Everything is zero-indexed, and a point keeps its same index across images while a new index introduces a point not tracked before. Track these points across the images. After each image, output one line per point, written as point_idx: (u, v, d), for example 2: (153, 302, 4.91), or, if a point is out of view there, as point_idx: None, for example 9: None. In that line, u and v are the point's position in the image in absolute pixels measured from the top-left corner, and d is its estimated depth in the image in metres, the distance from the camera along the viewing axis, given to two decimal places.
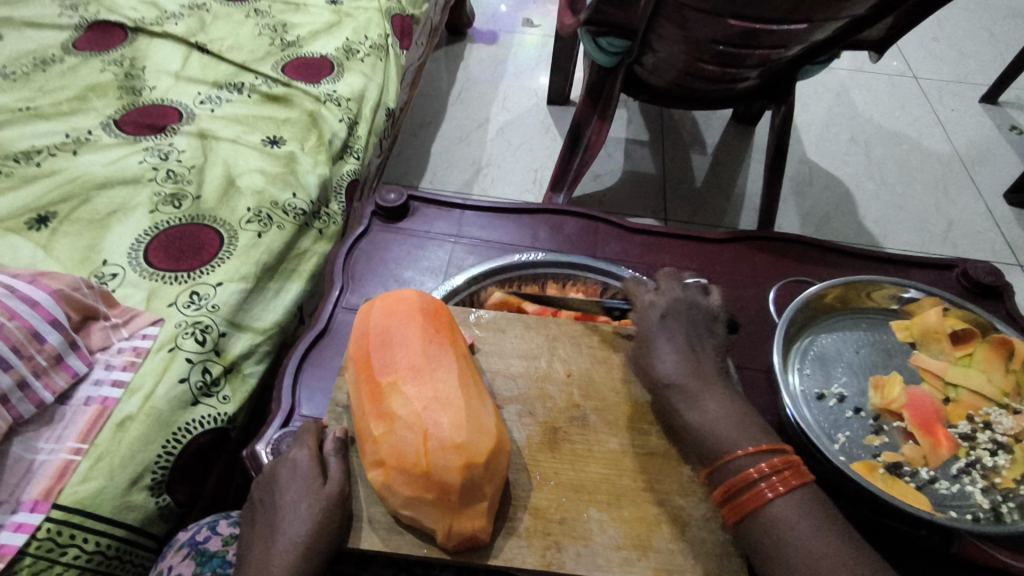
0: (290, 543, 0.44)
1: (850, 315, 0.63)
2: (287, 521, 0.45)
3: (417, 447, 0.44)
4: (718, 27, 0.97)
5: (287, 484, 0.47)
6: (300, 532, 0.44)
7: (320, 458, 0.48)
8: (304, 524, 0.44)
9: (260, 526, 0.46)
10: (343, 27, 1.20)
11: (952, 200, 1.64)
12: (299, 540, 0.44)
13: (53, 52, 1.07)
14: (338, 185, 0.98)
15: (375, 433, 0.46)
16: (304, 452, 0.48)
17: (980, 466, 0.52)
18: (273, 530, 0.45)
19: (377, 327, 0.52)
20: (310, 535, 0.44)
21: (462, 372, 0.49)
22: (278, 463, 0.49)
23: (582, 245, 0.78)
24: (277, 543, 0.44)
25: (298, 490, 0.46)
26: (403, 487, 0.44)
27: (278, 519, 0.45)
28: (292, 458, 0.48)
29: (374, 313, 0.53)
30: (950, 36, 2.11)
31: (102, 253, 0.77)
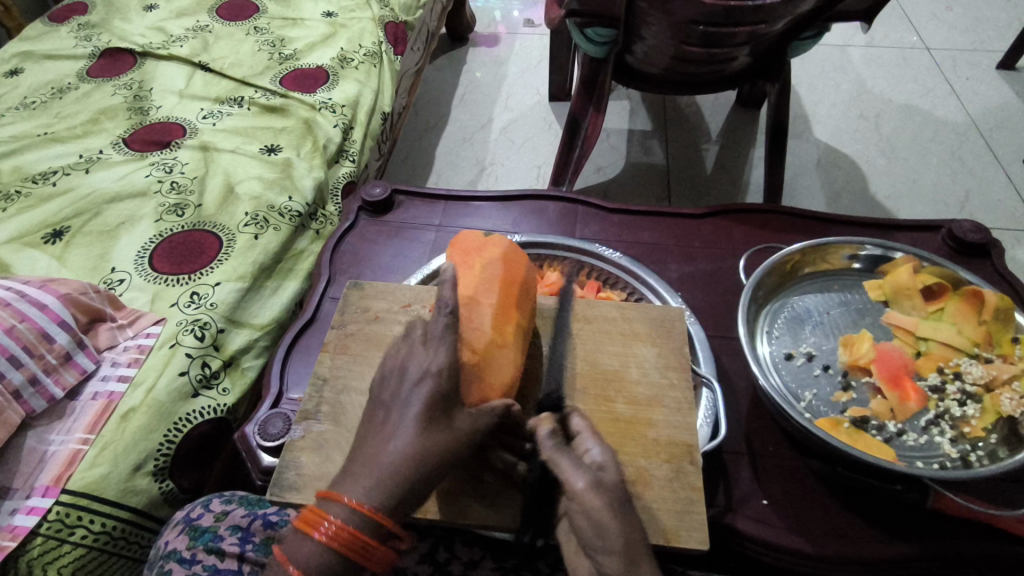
0: (395, 452, 0.41)
1: (822, 277, 0.63)
2: (397, 427, 0.42)
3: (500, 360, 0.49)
4: (694, 6, 0.98)
5: (412, 384, 0.44)
6: (405, 446, 0.41)
7: (451, 372, 0.45)
8: (413, 441, 0.42)
9: (370, 415, 0.44)
10: (338, 37, 1.24)
11: (970, 169, 1.60)
12: (404, 452, 0.41)
13: (69, 81, 1.14)
14: (334, 187, 1.02)
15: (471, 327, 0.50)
16: (438, 360, 0.44)
17: (949, 417, 0.52)
18: (385, 434, 0.42)
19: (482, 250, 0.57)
20: (407, 453, 0.41)
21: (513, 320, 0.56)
22: (406, 356, 0.46)
23: (563, 229, 0.80)
24: (378, 448, 0.42)
25: (418, 400, 0.43)
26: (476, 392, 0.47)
27: (390, 420, 0.43)
28: (424, 359, 0.45)
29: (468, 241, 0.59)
30: (964, 4, 2.06)
31: (111, 261, 0.82)
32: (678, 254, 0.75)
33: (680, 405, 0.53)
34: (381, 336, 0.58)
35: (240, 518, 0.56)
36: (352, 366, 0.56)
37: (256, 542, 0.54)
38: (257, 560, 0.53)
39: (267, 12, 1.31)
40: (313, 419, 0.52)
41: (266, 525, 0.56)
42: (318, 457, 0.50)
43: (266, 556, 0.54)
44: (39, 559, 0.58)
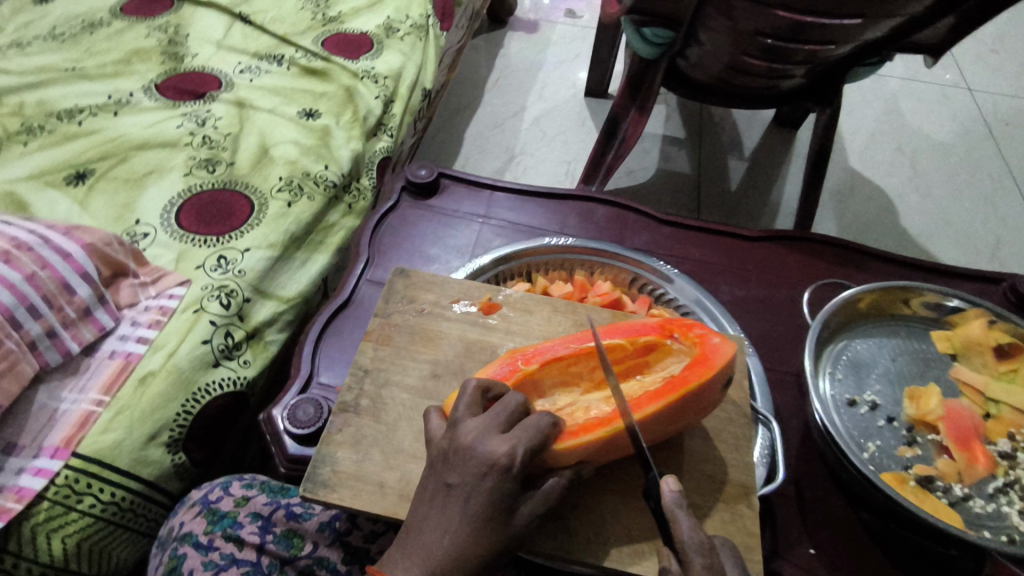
0: (435, 539, 0.38)
1: (889, 322, 0.61)
2: (444, 514, 0.39)
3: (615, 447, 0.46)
4: (765, 19, 0.94)
5: (475, 474, 0.39)
6: (444, 540, 0.38)
7: (521, 468, 0.39)
8: (448, 535, 0.38)
9: (426, 486, 0.41)
10: (385, 5, 1.19)
11: (1002, 216, 1.57)
12: (442, 546, 0.38)
13: (101, 16, 1.08)
14: (370, 162, 0.98)
15: (604, 454, 0.46)
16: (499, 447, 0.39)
17: (1019, 487, 0.50)
18: (427, 513, 0.40)
19: (714, 390, 0.48)
20: (457, 553, 0.38)
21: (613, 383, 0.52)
22: (477, 435, 0.40)
23: (612, 235, 0.77)
24: (419, 531, 0.39)
25: (475, 500, 0.38)
26: (556, 465, 0.44)
27: (447, 507, 0.39)
28: (496, 448, 0.39)
29: (721, 375, 0.48)
30: (1010, 49, 2.03)
31: (135, 212, 0.78)
32: (731, 277, 0.72)
33: (737, 442, 0.51)
34: (428, 330, 0.55)
35: (262, 505, 0.54)
36: (395, 360, 0.52)
37: (277, 535, 0.51)
38: (277, 553, 0.51)
39: None
40: (351, 413, 0.49)
41: (289, 516, 0.53)
42: (356, 454, 0.47)
43: (288, 550, 0.51)
44: (45, 525, 0.55)
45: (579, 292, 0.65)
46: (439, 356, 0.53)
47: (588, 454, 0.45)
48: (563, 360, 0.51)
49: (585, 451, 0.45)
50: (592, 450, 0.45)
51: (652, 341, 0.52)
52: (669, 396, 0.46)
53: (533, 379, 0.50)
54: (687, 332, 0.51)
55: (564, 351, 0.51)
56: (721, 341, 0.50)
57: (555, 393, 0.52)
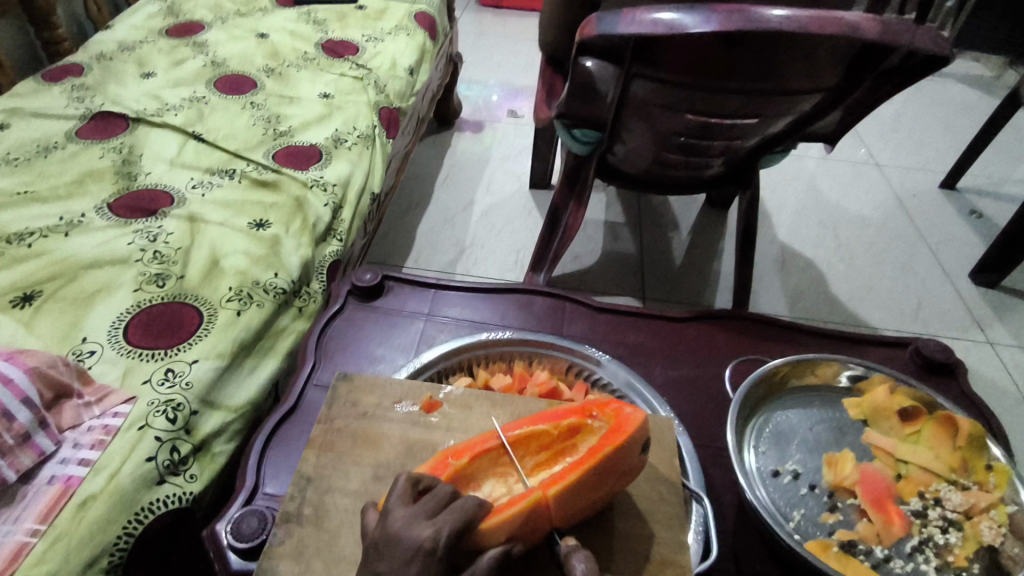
0: None
1: (805, 392, 0.66)
2: None
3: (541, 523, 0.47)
4: (677, 121, 1.05)
5: (402, 560, 0.42)
6: None
7: (447, 550, 0.42)
8: None
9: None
10: (333, 118, 1.27)
11: (920, 278, 1.70)
12: None
13: (56, 140, 1.13)
14: (320, 266, 1.02)
15: (533, 530, 0.47)
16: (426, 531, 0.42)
17: (932, 544, 0.53)
18: None
19: (633, 462, 0.51)
20: None
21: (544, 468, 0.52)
22: (405, 523, 0.43)
23: (550, 325, 0.81)
24: None
25: None
26: (486, 545, 0.45)
27: None
28: (421, 535, 0.42)
29: (636, 440, 0.51)
30: (908, 127, 2.26)
31: (82, 330, 0.79)
32: (663, 357, 0.77)
33: (670, 521, 0.53)
34: (370, 432, 0.57)
35: None
36: (338, 465, 0.54)
37: None
38: None
39: (265, 88, 1.34)
40: (294, 522, 0.50)
41: None
42: (298, 565, 0.48)
43: None
44: None
45: (518, 383, 0.69)
46: (381, 458, 0.55)
47: (516, 529, 0.46)
48: (494, 452, 0.52)
49: (511, 526, 0.45)
50: (519, 525, 0.46)
51: (573, 422, 0.54)
52: (587, 464, 0.49)
53: (466, 474, 0.51)
54: (603, 408, 0.55)
55: (493, 442, 0.53)
56: (633, 410, 0.54)
57: (490, 484, 0.51)
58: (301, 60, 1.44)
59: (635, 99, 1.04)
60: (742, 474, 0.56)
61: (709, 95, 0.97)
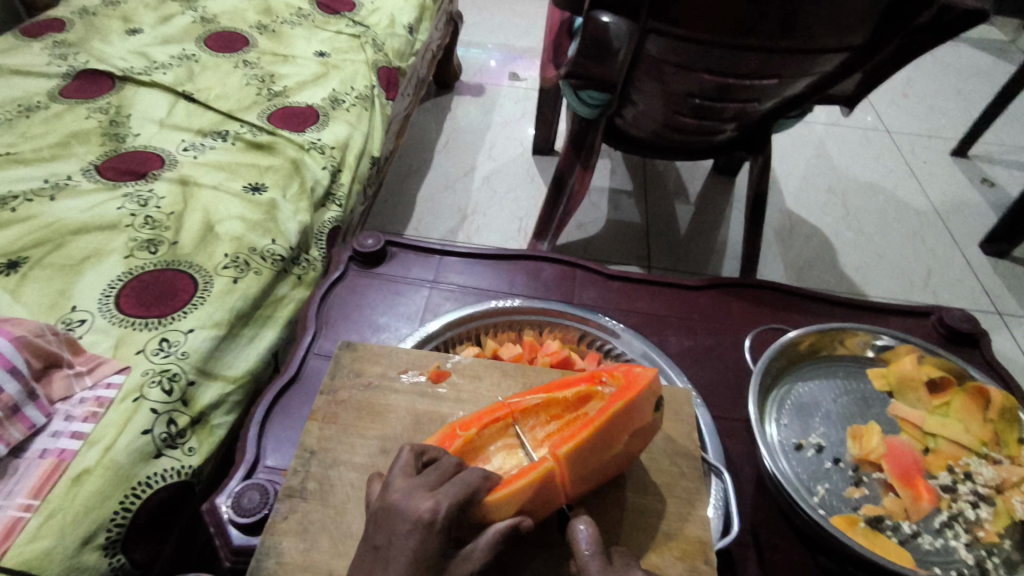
0: None
1: (827, 364, 0.64)
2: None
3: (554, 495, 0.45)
4: (691, 82, 1.01)
5: (402, 532, 0.39)
6: None
7: (448, 523, 0.40)
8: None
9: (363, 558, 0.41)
10: (330, 78, 1.22)
11: (930, 248, 1.67)
12: None
13: (39, 100, 1.07)
14: (318, 232, 0.98)
15: (543, 503, 0.45)
16: (427, 503, 0.40)
17: (963, 519, 0.52)
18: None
19: (646, 420, 0.48)
20: None
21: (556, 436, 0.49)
22: (405, 493, 0.41)
23: (560, 293, 0.78)
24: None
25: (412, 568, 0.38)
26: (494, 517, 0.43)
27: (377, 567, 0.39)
28: (422, 508, 0.40)
29: (648, 397, 0.48)
30: (920, 93, 2.20)
31: (72, 298, 0.76)
32: (678, 327, 0.74)
33: (691, 498, 0.51)
34: (375, 404, 0.54)
35: None
36: (343, 438, 0.51)
37: None
38: None
39: (257, 47, 1.28)
40: (298, 498, 0.48)
41: None
42: (303, 543, 0.45)
43: None
44: None
45: (529, 352, 0.66)
46: (388, 431, 0.52)
47: (524, 502, 0.43)
48: (503, 421, 0.50)
49: (519, 498, 0.43)
50: (528, 497, 0.43)
51: (583, 384, 0.51)
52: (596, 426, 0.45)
53: (475, 446, 0.48)
54: (612, 372, 0.51)
55: (501, 409, 0.50)
56: (643, 367, 0.50)
57: (500, 456, 0.49)
58: (295, 17, 1.38)
59: (649, 57, 0.99)
60: (761, 444, 0.54)
61: (726, 53, 0.92)
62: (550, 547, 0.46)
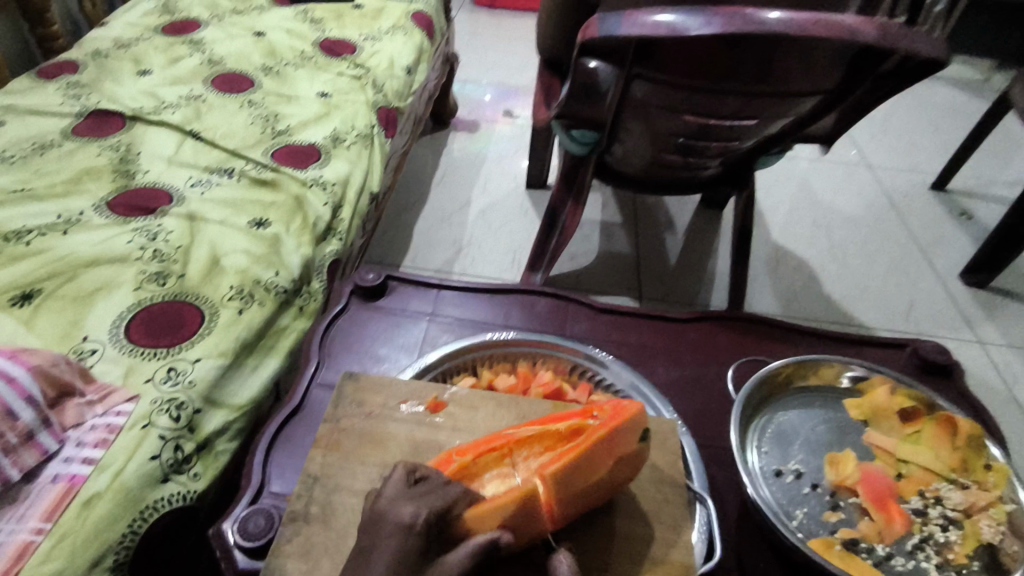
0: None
1: (806, 393, 0.68)
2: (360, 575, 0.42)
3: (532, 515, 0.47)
4: (677, 123, 1.06)
5: (387, 534, 0.44)
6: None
7: (425, 528, 0.44)
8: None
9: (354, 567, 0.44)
10: (332, 117, 1.27)
11: (912, 279, 1.72)
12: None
13: (53, 138, 1.12)
14: (320, 265, 1.02)
15: (525, 524, 0.47)
16: (410, 511, 0.45)
17: (932, 542, 0.55)
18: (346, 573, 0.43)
19: (631, 452, 0.52)
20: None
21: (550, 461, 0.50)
22: (392, 503, 0.46)
23: (553, 325, 0.82)
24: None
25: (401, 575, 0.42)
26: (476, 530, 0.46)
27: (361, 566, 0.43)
28: (404, 514, 0.45)
29: (635, 426, 0.53)
30: (900, 129, 2.28)
31: (83, 328, 0.79)
32: (665, 358, 0.78)
33: (675, 521, 0.53)
34: (376, 432, 0.57)
35: None
36: (344, 464, 0.54)
37: None
38: None
39: (262, 88, 1.33)
40: (302, 520, 0.50)
41: None
42: (307, 564, 0.48)
43: None
44: None
45: (522, 383, 0.69)
46: (388, 457, 0.55)
47: (507, 517, 0.46)
48: (498, 450, 0.52)
49: (501, 512, 0.46)
50: (509, 513, 0.46)
51: (575, 418, 0.54)
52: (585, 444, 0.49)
53: (470, 472, 0.51)
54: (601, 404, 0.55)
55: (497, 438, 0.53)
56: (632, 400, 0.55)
57: (495, 483, 0.50)
58: (299, 59, 1.44)
59: (635, 100, 1.05)
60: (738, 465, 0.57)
61: (709, 97, 0.97)
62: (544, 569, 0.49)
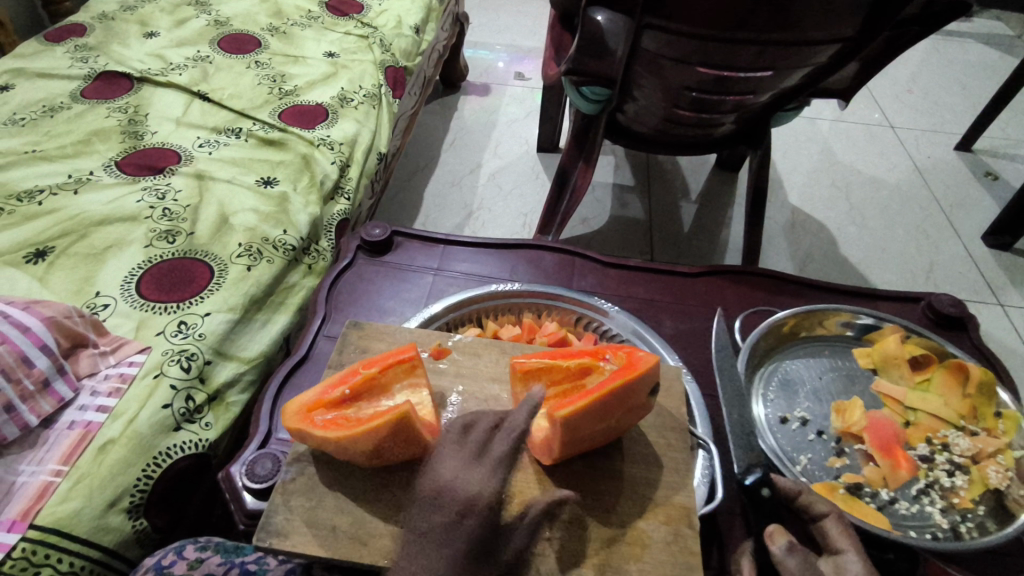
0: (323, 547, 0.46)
1: (813, 343, 0.67)
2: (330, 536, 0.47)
3: (408, 435, 0.47)
4: (689, 75, 1.03)
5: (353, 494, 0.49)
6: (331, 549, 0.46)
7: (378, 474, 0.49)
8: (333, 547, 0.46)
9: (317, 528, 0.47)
10: (339, 77, 1.26)
11: (933, 241, 1.68)
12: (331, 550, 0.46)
13: (62, 100, 1.12)
14: (328, 224, 1.02)
15: (404, 443, 0.48)
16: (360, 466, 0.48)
17: (938, 487, 0.55)
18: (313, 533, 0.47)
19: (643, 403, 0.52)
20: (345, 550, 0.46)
21: (552, 402, 0.52)
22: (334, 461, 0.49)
23: (559, 279, 0.81)
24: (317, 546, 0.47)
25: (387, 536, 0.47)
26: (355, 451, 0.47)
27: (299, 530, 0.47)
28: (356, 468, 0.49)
29: (647, 381, 0.51)
30: (924, 88, 2.21)
31: (95, 285, 0.80)
32: (673, 311, 0.77)
33: (679, 466, 0.53)
34: None
35: (215, 565, 0.55)
36: None
37: None
38: None
39: (269, 48, 1.32)
40: (306, 460, 0.51)
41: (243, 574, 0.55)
42: (311, 501, 0.49)
43: None
44: None
45: (527, 334, 0.69)
46: None
47: (382, 440, 0.47)
48: (407, 363, 0.53)
49: (375, 437, 0.46)
50: (383, 436, 0.46)
51: (586, 357, 0.54)
52: (585, 399, 0.48)
53: (378, 383, 0.52)
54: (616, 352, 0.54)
55: (410, 353, 0.53)
56: (646, 352, 0.54)
57: (404, 394, 0.53)
58: (306, 19, 1.42)
59: (647, 52, 1.02)
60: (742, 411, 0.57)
61: (721, 46, 0.95)
62: (551, 510, 0.49)
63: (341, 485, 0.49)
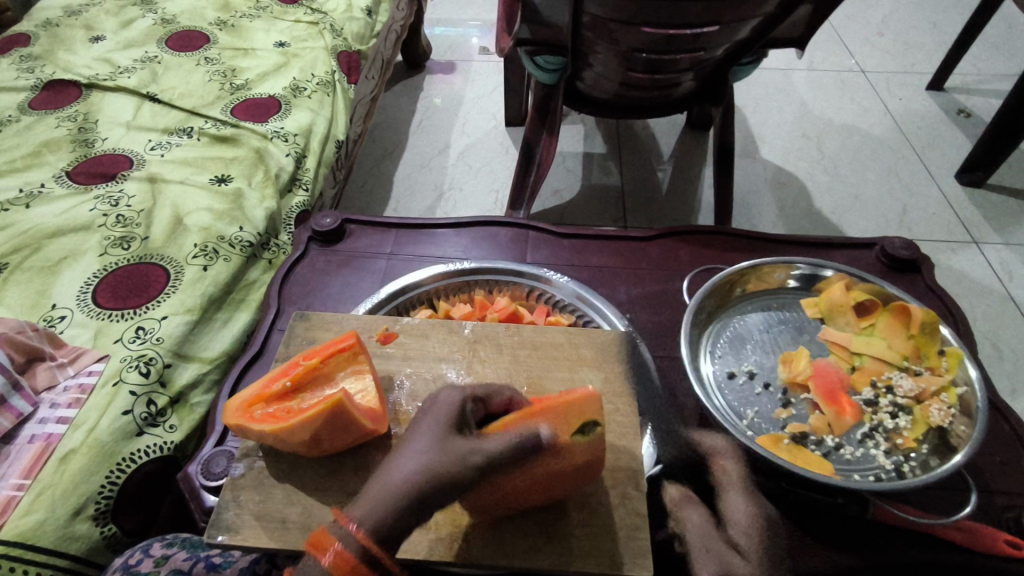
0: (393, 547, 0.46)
1: (760, 300, 0.68)
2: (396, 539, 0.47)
3: (342, 422, 0.48)
4: (637, 36, 1.02)
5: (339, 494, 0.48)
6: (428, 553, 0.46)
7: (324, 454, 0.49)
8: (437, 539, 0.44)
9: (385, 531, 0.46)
10: (291, 66, 1.24)
11: (906, 184, 1.67)
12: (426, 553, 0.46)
13: (10, 113, 1.10)
14: (287, 217, 1.01)
15: (342, 429, 0.48)
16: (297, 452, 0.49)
17: (882, 429, 0.57)
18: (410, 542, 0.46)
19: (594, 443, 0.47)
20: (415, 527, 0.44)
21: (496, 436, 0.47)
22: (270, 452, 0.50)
23: (515, 254, 0.81)
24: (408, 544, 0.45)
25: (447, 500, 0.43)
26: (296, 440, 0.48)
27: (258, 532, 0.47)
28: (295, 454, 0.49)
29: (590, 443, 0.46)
30: (895, 29, 2.18)
31: (51, 297, 0.80)
32: (627, 277, 0.77)
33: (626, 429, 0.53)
34: None
35: (181, 561, 0.55)
36: None
37: None
38: None
39: (218, 43, 1.29)
40: (255, 455, 0.51)
41: (209, 567, 0.54)
42: (259, 495, 0.49)
43: None
44: None
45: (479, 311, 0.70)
46: None
47: (317, 428, 0.47)
48: (348, 350, 0.54)
49: (311, 426, 0.47)
50: (318, 423, 0.47)
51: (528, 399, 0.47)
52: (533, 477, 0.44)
53: (322, 371, 0.53)
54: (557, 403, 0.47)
55: (350, 340, 0.54)
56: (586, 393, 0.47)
57: (348, 380, 0.53)
58: (254, 10, 1.39)
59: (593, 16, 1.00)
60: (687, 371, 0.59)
61: (664, 4, 0.93)
62: None
63: (291, 477, 0.50)
